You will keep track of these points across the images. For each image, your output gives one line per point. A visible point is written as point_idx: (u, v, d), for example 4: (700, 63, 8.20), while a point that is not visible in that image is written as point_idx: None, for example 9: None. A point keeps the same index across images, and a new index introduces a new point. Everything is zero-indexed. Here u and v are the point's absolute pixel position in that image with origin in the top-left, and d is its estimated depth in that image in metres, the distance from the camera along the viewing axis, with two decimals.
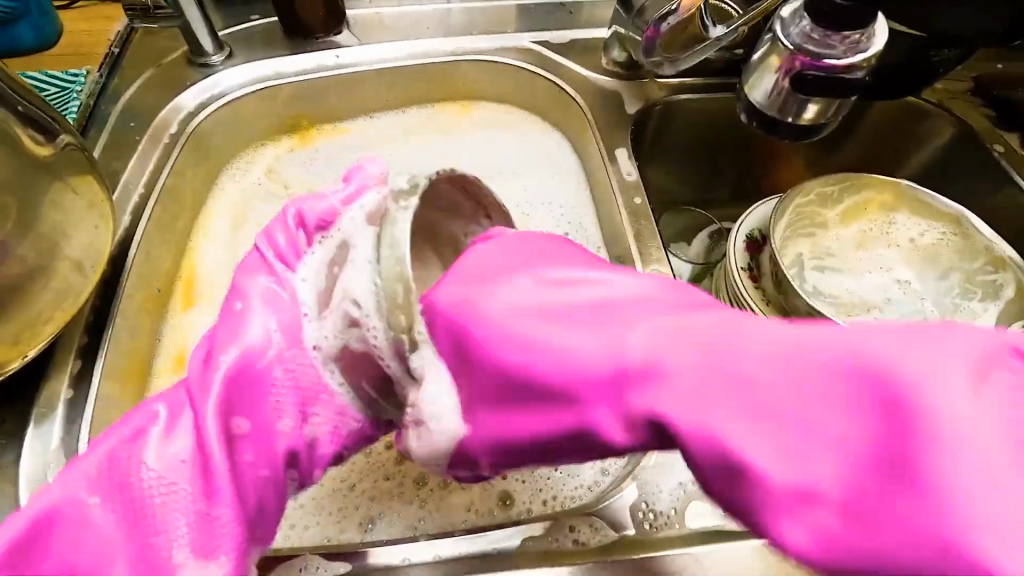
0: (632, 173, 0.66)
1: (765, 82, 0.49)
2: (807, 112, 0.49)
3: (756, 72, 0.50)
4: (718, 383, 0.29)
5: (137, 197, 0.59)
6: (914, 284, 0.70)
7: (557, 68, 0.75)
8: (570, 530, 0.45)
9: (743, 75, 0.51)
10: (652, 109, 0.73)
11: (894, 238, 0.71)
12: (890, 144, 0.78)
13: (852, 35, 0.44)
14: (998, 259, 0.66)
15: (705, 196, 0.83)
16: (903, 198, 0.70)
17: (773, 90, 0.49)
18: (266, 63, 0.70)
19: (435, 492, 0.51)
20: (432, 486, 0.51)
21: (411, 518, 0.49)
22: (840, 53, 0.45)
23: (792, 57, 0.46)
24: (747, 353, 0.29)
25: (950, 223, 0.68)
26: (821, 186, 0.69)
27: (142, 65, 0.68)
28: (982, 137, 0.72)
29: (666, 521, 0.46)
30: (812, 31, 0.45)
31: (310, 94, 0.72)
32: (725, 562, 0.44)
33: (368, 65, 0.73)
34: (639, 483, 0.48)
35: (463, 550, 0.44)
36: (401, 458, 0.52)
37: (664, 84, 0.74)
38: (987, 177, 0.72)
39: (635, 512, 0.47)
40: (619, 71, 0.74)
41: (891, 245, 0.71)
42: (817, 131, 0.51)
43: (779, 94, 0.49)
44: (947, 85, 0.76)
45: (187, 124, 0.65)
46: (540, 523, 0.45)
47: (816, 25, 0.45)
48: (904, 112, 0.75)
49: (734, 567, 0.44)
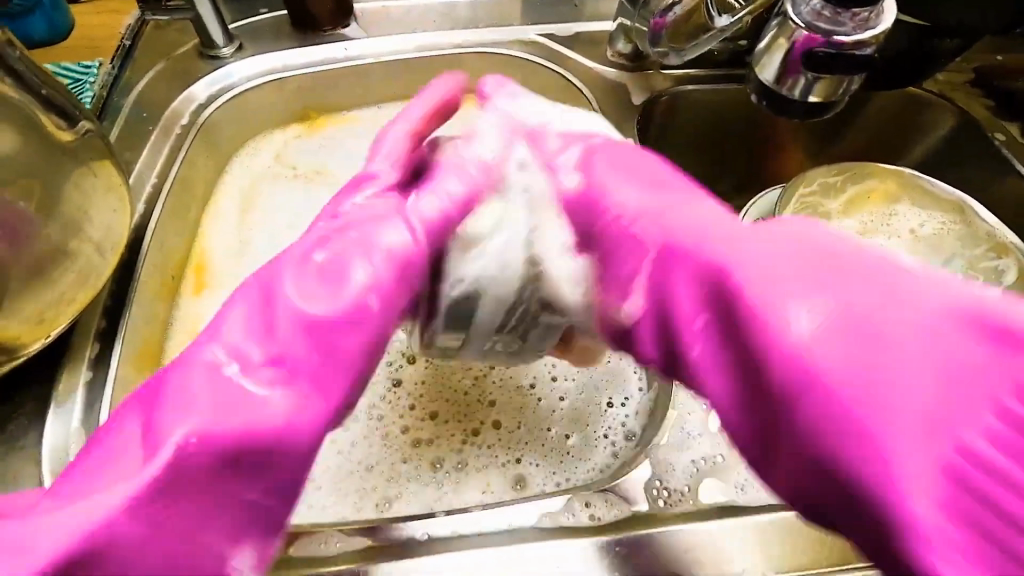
0: None
1: (775, 62, 0.50)
2: (814, 91, 0.50)
3: (765, 55, 0.51)
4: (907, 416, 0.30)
5: (151, 185, 0.59)
6: None
7: (563, 60, 0.76)
8: (586, 506, 0.46)
9: (752, 57, 0.52)
10: (657, 100, 0.73)
11: (895, 229, 0.71)
12: (890, 134, 0.78)
13: (862, 12, 0.44)
14: (1000, 245, 0.67)
15: (709, 186, 0.83)
16: (907, 187, 0.71)
17: (782, 69, 0.49)
18: (275, 55, 0.71)
19: (450, 473, 0.52)
20: (448, 467, 0.52)
21: (429, 498, 0.50)
22: (849, 30, 0.45)
23: (802, 36, 0.46)
24: (910, 388, 0.31)
25: (952, 211, 0.69)
26: (823, 176, 0.71)
27: (152, 57, 0.68)
28: (982, 126, 0.73)
29: (680, 498, 0.47)
30: (822, 8, 0.45)
31: (319, 87, 0.73)
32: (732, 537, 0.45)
33: (375, 57, 0.73)
34: (651, 462, 0.49)
35: (480, 526, 0.45)
36: (420, 441, 0.53)
37: (669, 75, 0.74)
38: (991, 166, 0.73)
39: (649, 489, 0.47)
40: (624, 62, 0.75)
41: (893, 235, 0.71)
42: (826, 110, 0.51)
43: (787, 74, 0.50)
44: (948, 76, 0.77)
45: (199, 115, 0.66)
46: (556, 500, 0.46)
47: (825, 3, 0.45)
48: (905, 102, 0.76)
49: (741, 544, 0.44)
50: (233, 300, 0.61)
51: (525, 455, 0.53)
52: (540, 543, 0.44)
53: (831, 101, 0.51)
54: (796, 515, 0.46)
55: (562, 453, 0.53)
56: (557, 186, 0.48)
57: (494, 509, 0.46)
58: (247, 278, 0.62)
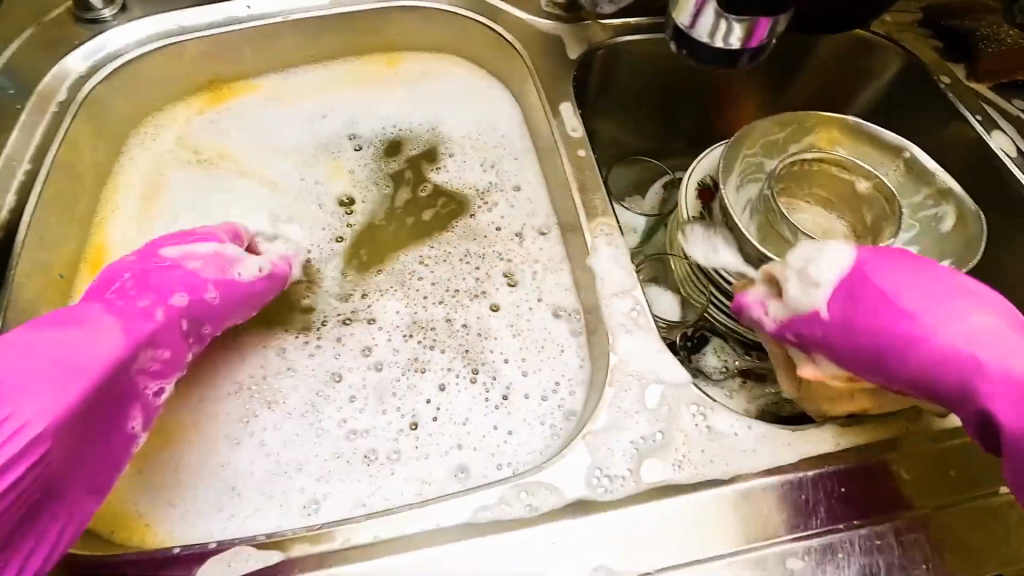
0: (577, 128, 0.60)
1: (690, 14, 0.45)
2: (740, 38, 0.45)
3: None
4: (953, 364, 0.42)
5: (22, 173, 0.53)
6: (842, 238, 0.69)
7: (493, 11, 0.69)
8: (524, 494, 0.40)
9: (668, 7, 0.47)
10: (594, 54, 0.68)
11: (829, 194, 0.69)
12: (838, 80, 0.75)
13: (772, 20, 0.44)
14: (941, 191, 0.63)
15: (659, 144, 0.79)
16: (848, 135, 0.67)
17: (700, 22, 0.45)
18: (166, 15, 0.63)
19: (384, 463, 0.51)
20: (385, 458, 0.51)
21: (360, 496, 0.49)
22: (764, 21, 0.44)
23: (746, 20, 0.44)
24: None
25: (895, 158, 0.66)
26: (764, 132, 0.68)
27: (19, 25, 0.60)
28: (929, 69, 0.70)
29: (621, 482, 0.41)
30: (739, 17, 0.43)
31: (218, 52, 0.65)
32: (692, 517, 0.40)
33: (280, 16, 0.66)
34: (589, 445, 0.43)
35: (422, 528, 0.39)
36: (352, 433, 0.52)
37: (607, 25, 0.69)
38: (940, 110, 0.70)
39: (589, 476, 0.41)
40: (560, 14, 0.69)
41: (823, 202, 0.70)
42: (739, 57, 0.46)
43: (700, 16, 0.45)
44: (895, 17, 0.74)
45: (78, 90, 0.59)
46: (491, 492, 0.41)
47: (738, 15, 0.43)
48: (851, 46, 0.73)
49: (700, 527, 0.40)
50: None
51: (467, 442, 0.52)
52: (490, 538, 0.39)
53: (752, 47, 0.46)
54: (760, 487, 0.42)
55: (501, 432, 0.52)
56: (546, 277, 0.59)
57: (437, 503, 0.40)
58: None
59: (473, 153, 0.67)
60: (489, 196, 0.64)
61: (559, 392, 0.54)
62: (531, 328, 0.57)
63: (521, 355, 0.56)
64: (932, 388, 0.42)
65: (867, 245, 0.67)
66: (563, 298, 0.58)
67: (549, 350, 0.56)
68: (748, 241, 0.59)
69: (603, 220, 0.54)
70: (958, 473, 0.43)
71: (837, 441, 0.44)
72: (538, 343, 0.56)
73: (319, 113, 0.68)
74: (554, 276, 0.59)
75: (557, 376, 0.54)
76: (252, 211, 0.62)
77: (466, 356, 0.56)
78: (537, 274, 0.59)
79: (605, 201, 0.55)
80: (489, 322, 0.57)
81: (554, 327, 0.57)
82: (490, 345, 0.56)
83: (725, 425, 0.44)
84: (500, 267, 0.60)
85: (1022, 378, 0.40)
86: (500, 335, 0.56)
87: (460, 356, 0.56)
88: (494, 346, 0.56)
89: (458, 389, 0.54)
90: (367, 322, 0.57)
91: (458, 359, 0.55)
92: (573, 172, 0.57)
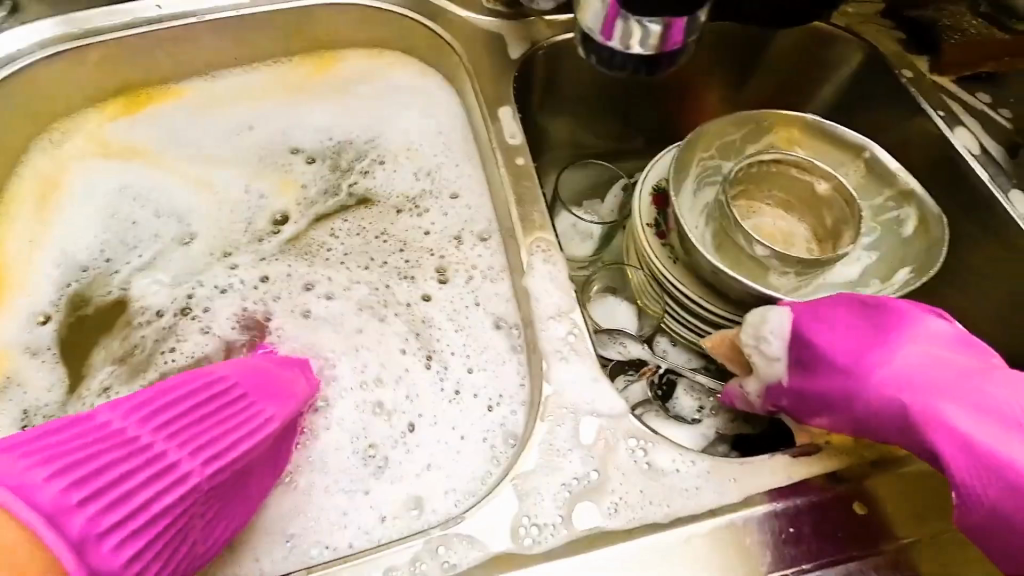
0: (516, 135, 0.56)
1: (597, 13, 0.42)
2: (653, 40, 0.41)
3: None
4: (921, 388, 0.39)
5: None
6: (809, 240, 0.65)
7: (429, 8, 0.65)
8: (440, 551, 0.36)
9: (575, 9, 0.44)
10: (538, 53, 0.64)
11: (789, 195, 0.65)
12: (798, 75, 0.72)
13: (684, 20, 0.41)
14: (902, 192, 0.60)
15: (614, 146, 0.75)
16: (807, 132, 0.64)
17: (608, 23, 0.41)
18: (63, 18, 0.58)
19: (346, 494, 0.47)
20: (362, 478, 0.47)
21: (322, 534, 0.45)
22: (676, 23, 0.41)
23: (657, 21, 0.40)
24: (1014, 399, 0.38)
25: (856, 157, 0.62)
26: (719, 134, 0.64)
27: None
28: (891, 62, 0.67)
29: (552, 531, 0.37)
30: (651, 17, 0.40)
31: (127, 56, 0.60)
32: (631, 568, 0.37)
33: (195, 16, 0.60)
34: (518, 489, 0.39)
35: None
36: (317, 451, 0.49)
37: (551, 21, 0.65)
38: (902, 106, 0.66)
39: (515, 526, 0.37)
40: (501, 10, 0.65)
41: (781, 203, 0.66)
42: (658, 65, 0.43)
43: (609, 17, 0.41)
44: (856, 8, 0.71)
45: None
46: (404, 548, 0.36)
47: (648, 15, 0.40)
48: (811, 40, 0.69)
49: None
50: (49, 300, 0.54)
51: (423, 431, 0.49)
52: None
53: (671, 50, 0.43)
54: (704, 530, 0.38)
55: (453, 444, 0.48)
56: (478, 278, 0.56)
57: (343, 565, 0.36)
58: (63, 290, 0.55)
59: (412, 160, 0.63)
60: (421, 193, 0.61)
61: (502, 406, 0.50)
62: (465, 323, 0.54)
63: (468, 346, 0.52)
64: (898, 414, 0.39)
65: (829, 251, 0.63)
66: (505, 312, 0.53)
67: (486, 350, 0.52)
68: (701, 251, 0.56)
69: (541, 234, 0.50)
70: (914, 504, 0.41)
71: (789, 473, 0.41)
72: (473, 345, 0.53)
73: (244, 121, 0.63)
74: (493, 289, 0.55)
75: (498, 371, 0.51)
76: (168, 230, 0.58)
77: (419, 337, 0.53)
78: (469, 277, 0.56)
79: (544, 214, 0.51)
80: (427, 317, 0.54)
81: (493, 337, 0.52)
82: (436, 336, 0.53)
83: (666, 460, 0.40)
84: (432, 263, 0.57)
85: (988, 398, 0.38)
86: (446, 326, 0.54)
87: (411, 337, 0.53)
88: (444, 338, 0.53)
89: (415, 375, 0.52)
90: (311, 289, 0.57)
91: (408, 339, 0.53)
92: (511, 182, 0.53)
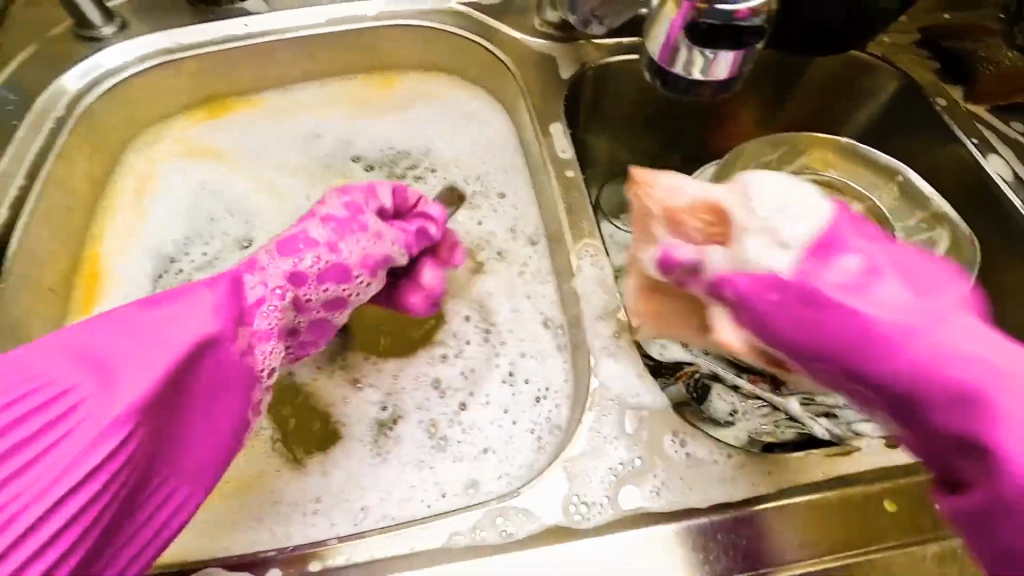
0: (567, 150, 0.61)
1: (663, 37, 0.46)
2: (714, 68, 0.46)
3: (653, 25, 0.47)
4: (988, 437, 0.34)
5: (17, 188, 0.55)
6: None
7: (487, 30, 0.70)
8: (498, 521, 0.40)
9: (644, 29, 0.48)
10: (586, 74, 0.69)
11: None
12: (834, 100, 0.75)
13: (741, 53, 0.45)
14: (933, 215, 0.63)
15: (654, 162, 0.79)
16: (843, 155, 0.66)
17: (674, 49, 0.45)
18: (163, 34, 0.64)
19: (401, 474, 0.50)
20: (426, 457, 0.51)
21: (383, 507, 0.49)
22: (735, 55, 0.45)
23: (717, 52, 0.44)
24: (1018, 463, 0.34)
25: (890, 180, 0.65)
26: (756, 154, 0.68)
27: (22, 42, 0.62)
28: (925, 91, 0.70)
29: (599, 510, 0.41)
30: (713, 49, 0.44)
31: (215, 69, 0.66)
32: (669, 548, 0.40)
33: (277, 34, 0.67)
34: (568, 471, 0.42)
35: (393, 552, 0.39)
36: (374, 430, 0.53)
37: (600, 45, 0.69)
38: (936, 132, 0.69)
39: (566, 503, 0.41)
40: (553, 33, 0.70)
41: None
42: (715, 90, 0.47)
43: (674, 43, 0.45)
44: (892, 38, 0.74)
45: (76, 106, 0.60)
46: (465, 517, 0.40)
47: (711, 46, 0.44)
48: (848, 67, 0.72)
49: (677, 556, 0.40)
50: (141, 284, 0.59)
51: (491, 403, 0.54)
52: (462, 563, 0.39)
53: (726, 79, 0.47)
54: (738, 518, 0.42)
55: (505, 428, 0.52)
56: (527, 271, 0.60)
57: (410, 529, 0.40)
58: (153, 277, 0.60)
59: (465, 170, 0.67)
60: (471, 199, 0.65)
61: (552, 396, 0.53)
62: (525, 307, 0.58)
63: (523, 334, 0.57)
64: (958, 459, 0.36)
65: None
66: (552, 311, 0.57)
67: (539, 339, 0.56)
68: None
69: (589, 240, 0.54)
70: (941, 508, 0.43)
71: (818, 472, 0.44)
72: (527, 333, 0.57)
73: (314, 130, 0.68)
74: (541, 290, 0.59)
75: (551, 356, 0.55)
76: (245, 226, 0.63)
77: (483, 312, 0.58)
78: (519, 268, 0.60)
79: (592, 222, 0.55)
80: (486, 302, 0.59)
81: (543, 335, 0.56)
82: (496, 321, 0.58)
83: (705, 451, 0.43)
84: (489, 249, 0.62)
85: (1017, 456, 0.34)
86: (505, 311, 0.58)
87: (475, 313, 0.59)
88: (506, 322, 0.58)
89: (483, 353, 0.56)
90: None
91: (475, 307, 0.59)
92: (561, 192, 0.57)
